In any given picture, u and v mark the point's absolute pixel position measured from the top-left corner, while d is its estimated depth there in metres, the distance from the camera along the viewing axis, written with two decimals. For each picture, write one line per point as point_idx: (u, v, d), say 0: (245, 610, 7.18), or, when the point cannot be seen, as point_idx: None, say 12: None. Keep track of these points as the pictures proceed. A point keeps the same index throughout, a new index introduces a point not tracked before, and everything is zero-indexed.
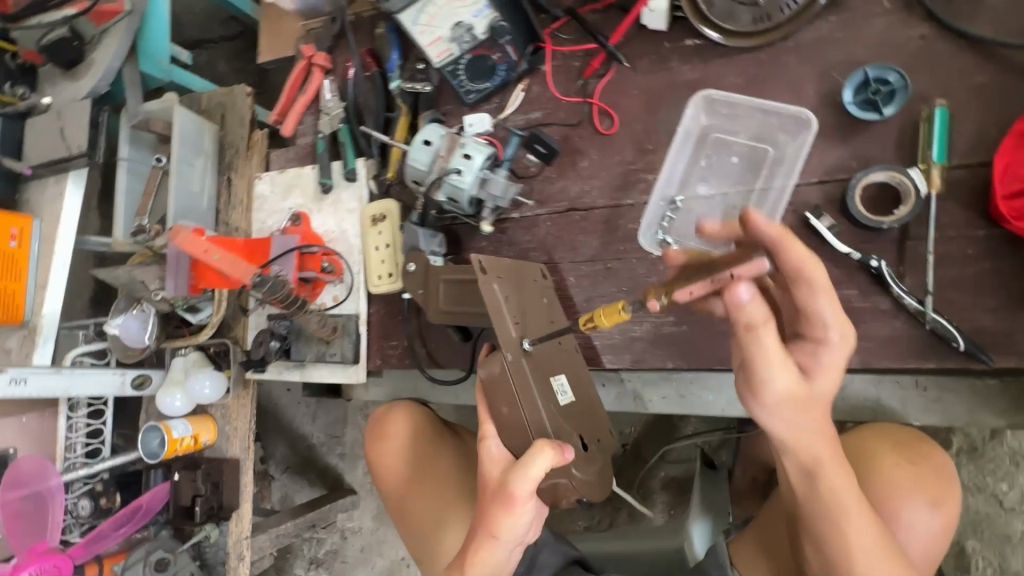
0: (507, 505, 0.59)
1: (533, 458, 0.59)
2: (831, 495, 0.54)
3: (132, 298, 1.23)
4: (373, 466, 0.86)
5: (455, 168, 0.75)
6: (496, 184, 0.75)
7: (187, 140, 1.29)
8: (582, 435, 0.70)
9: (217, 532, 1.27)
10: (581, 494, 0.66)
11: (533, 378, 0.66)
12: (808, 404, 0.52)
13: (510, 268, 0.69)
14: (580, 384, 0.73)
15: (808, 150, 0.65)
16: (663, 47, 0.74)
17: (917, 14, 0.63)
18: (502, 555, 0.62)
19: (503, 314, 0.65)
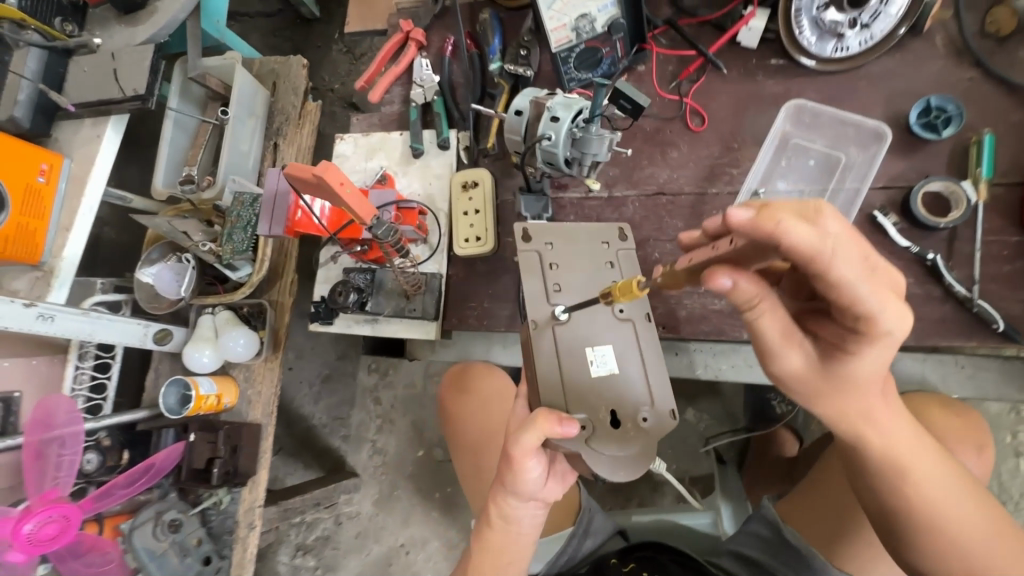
0: (510, 470, 0.62)
1: (525, 429, 0.60)
2: (888, 460, 0.58)
3: (167, 249, 1.22)
4: (448, 416, 0.91)
5: (545, 134, 0.78)
6: (591, 142, 0.77)
7: (243, 100, 1.29)
8: (614, 410, 0.68)
9: (228, 499, 1.21)
10: (598, 471, 0.64)
11: (558, 341, 0.70)
12: (842, 384, 0.55)
13: (564, 240, 0.75)
14: (627, 357, 0.71)
15: (883, 158, 0.77)
16: (751, 62, 0.86)
17: (967, 60, 0.78)
18: (520, 510, 0.65)
19: (536, 279, 0.73)
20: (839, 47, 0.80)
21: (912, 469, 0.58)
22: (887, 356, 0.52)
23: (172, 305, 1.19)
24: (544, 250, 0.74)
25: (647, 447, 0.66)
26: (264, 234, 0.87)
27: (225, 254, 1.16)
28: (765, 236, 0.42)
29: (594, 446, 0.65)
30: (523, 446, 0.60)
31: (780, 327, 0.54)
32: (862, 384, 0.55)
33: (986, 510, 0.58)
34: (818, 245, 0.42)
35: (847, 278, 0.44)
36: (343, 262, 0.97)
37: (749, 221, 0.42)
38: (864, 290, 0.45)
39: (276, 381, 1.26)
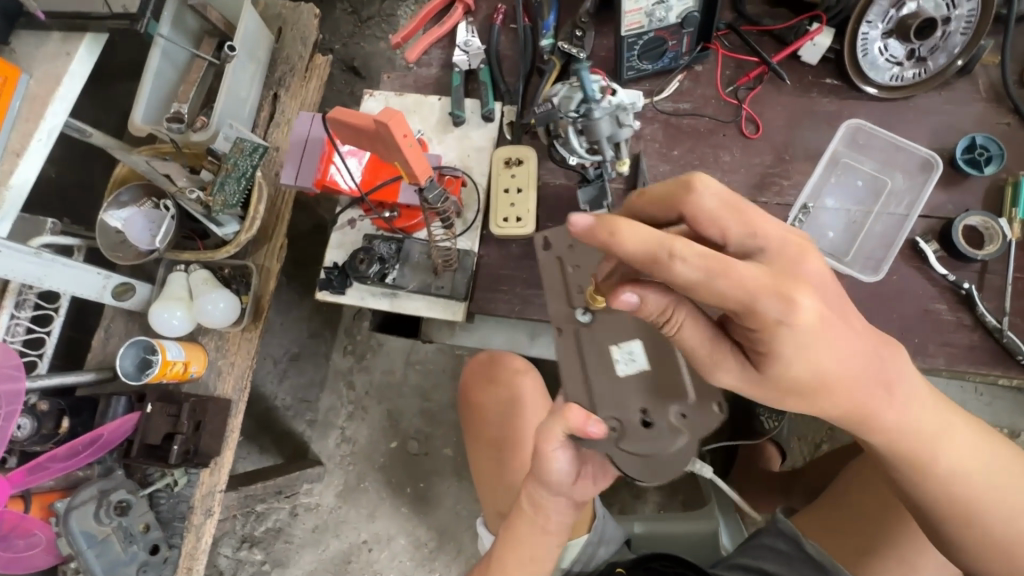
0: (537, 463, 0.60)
1: (550, 419, 0.59)
2: (899, 451, 0.58)
3: (140, 192, 1.07)
4: (477, 407, 0.89)
5: (559, 135, 0.75)
6: (604, 129, 0.70)
7: (247, 41, 1.16)
8: (645, 408, 0.62)
9: (184, 481, 1.06)
10: (627, 471, 0.60)
11: (581, 349, 0.64)
12: (784, 383, 0.50)
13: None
14: (658, 348, 0.63)
15: (932, 186, 0.80)
16: (807, 78, 0.86)
17: (1006, 106, 0.82)
18: (556, 514, 0.64)
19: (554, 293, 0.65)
20: (896, 75, 0.82)
21: (934, 460, 0.58)
22: (805, 344, 0.47)
23: (142, 256, 1.05)
24: (563, 252, 0.65)
25: (682, 450, 0.59)
26: (288, 182, 0.83)
27: (215, 207, 1.04)
28: (601, 245, 0.45)
29: (624, 448, 0.61)
30: (546, 437, 0.59)
31: (704, 338, 0.51)
32: (811, 386, 0.51)
33: (1009, 476, 0.59)
34: (651, 248, 0.43)
35: (693, 276, 0.43)
36: (364, 229, 0.89)
37: (590, 228, 0.45)
38: (722, 284, 0.43)
39: (253, 353, 1.13)
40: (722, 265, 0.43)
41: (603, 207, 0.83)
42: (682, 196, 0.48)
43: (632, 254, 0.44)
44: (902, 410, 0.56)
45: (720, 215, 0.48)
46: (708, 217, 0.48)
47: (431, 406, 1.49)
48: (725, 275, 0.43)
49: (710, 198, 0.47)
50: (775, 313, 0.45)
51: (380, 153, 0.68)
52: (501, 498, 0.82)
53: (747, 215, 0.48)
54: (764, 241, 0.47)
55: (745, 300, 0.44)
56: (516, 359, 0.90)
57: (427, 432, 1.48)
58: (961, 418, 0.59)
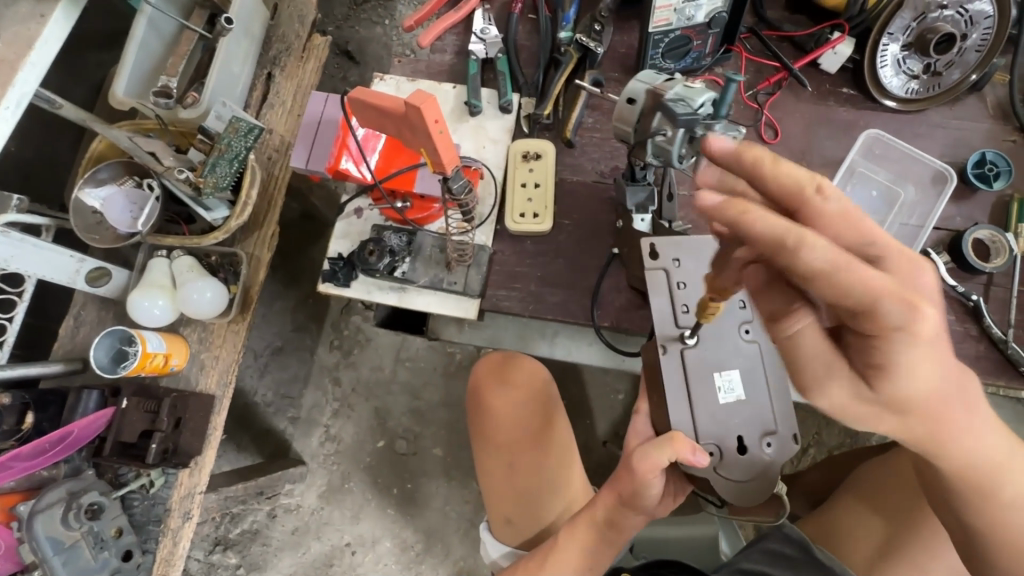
0: (632, 487, 0.60)
1: (656, 447, 0.58)
2: (966, 478, 0.54)
3: (120, 170, 0.99)
4: (491, 413, 0.85)
5: (659, 130, 0.65)
6: (719, 144, 0.63)
7: (241, 16, 1.09)
8: (741, 436, 0.68)
9: (161, 483, 0.99)
10: (722, 494, 0.66)
11: (688, 371, 0.68)
12: (889, 399, 0.45)
13: (692, 259, 0.71)
14: (755, 383, 0.69)
15: (946, 200, 0.81)
16: (824, 86, 0.87)
17: (1012, 124, 0.84)
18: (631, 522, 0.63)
19: (658, 306, 0.70)
20: (910, 88, 0.84)
21: (1003, 490, 0.55)
22: (917, 354, 0.42)
23: (121, 240, 0.98)
24: (670, 267, 0.71)
25: (772, 475, 0.67)
26: (301, 165, 0.78)
27: (206, 189, 0.97)
28: (728, 224, 0.39)
29: (721, 473, 0.66)
30: (649, 461, 0.58)
31: (820, 344, 0.44)
32: (914, 404, 0.45)
33: None
34: (783, 230, 0.37)
35: (819, 267, 0.38)
36: (372, 219, 0.84)
37: (717, 206, 0.39)
38: (848, 281, 0.38)
39: (240, 346, 1.07)
40: (849, 261, 0.38)
41: (648, 213, 0.79)
42: (813, 193, 0.40)
43: (762, 230, 0.38)
44: (983, 439, 0.52)
45: (840, 221, 0.40)
46: (828, 222, 0.40)
47: (421, 404, 1.45)
48: (852, 275, 0.38)
49: (835, 203, 0.40)
50: (897, 321, 0.40)
51: (404, 137, 0.64)
52: (514, 505, 0.81)
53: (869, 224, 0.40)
54: (886, 249, 0.41)
55: (866, 302, 0.39)
56: (540, 371, 0.87)
57: (415, 431, 1.44)
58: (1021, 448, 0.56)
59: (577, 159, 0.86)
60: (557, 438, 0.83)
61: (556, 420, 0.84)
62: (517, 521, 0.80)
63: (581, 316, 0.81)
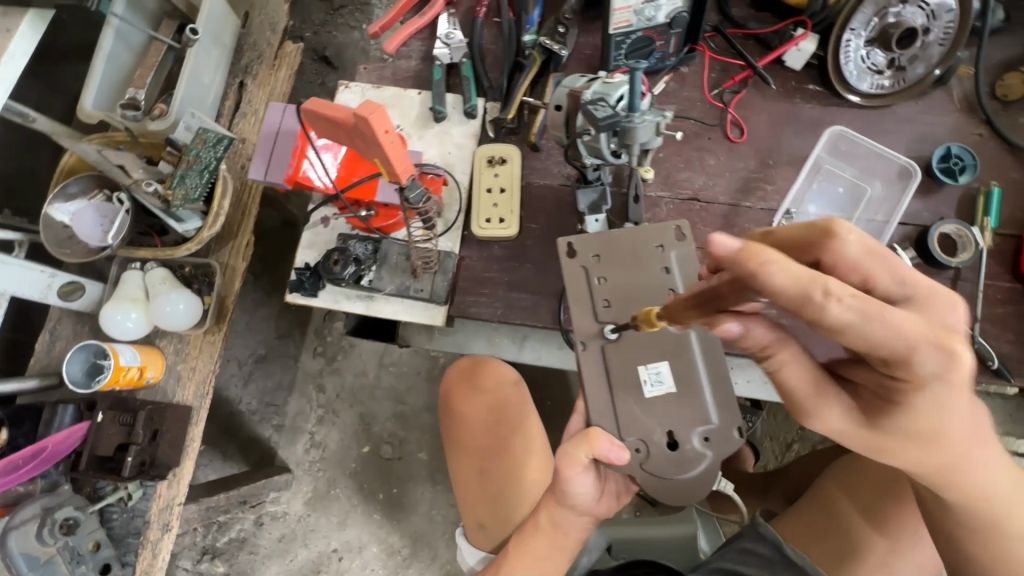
0: (559, 485, 0.61)
1: (573, 443, 0.60)
2: (975, 512, 0.51)
3: (91, 184, 0.99)
4: (461, 418, 0.86)
5: (585, 130, 0.72)
6: (641, 132, 0.67)
7: (211, 24, 1.08)
8: (671, 431, 0.67)
9: (139, 495, 0.99)
10: (652, 491, 0.66)
11: (607, 366, 0.69)
12: (907, 438, 0.44)
13: (612, 251, 0.71)
14: (683, 374, 0.69)
15: (912, 193, 0.81)
16: (791, 83, 0.87)
17: (978, 117, 0.84)
18: (566, 520, 0.64)
19: (583, 305, 0.71)
20: (876, 83, 0.84)
21: (1008, 525, 0.52)
22: (950, 402, 0.41)
23: (92, 254, 0.98)
24: (590, 262, 0.71)
25: (704, 472, 0.66)
26: (258, 177, 0.76)
27: (175, 201, 0.96)
28: (744, 274, 0.38)
29: (648, 469, 0.66)
30: (566, 459, 0.60)
31: (807, 377, 0.47)
32: (926, 440, 0.45)
33: None
34: (803, 287, 0.36)
35: (848, 322, 0.36)
36: (338, 228, 0.84)
37: (734, 251, 0.38)
38: (877, 333, 0.36)
39: (216, 357, 1.06)
40: (878, 308, 0.36)
41: (601, 213, 0.81)
42: (821, 237, 0.40)
43: (781, 289, 0.37)
44: (995, 472, 0.49)
45: (862, 265, 0.40)
46: (846, 269, 0.40)
47: (406, 409, 1.45)
48: (879, 324, 0.36)
49: (854, 245, 0.40)
50: (931, 368, 0.38)
51: (358, 148, 0.64)
52: (485, 509, 0.81)
53: (898, 266, 0.40)
54: (914, 291, 0.40)
55: (900, 351, 0.37)
56: (507, 371, 0.87)
57: (400, 436, 1.44)
58: None
59: (543, 163, 0.86)
60: (527, 439, 0.83)
61: (525, 421, 0.84)
62: (488, 525, 0.79)
63: (548, 320, 0.81)
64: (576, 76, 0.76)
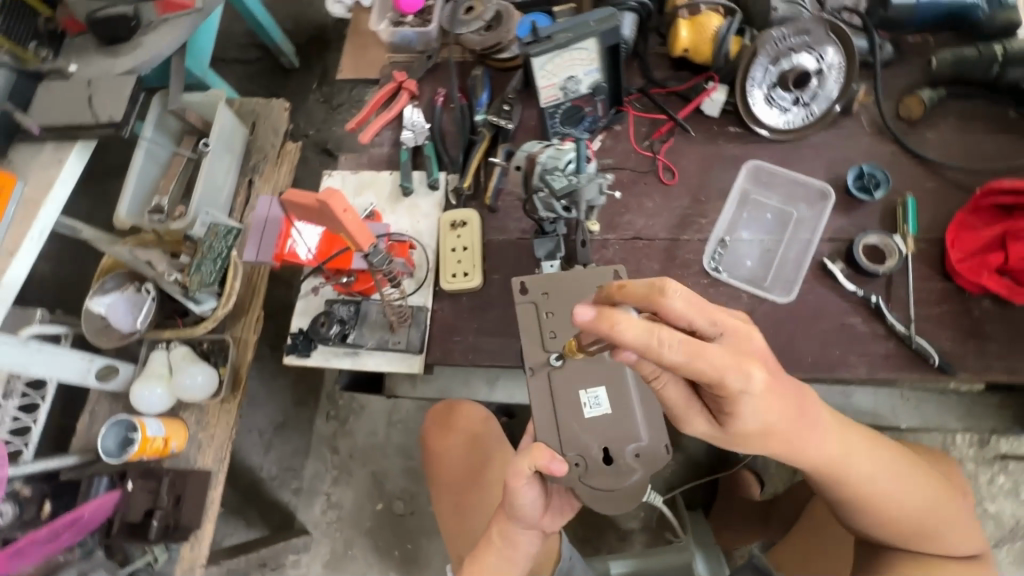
0: (508, 499, 0.66)
1: (520, 458, 0.65)
2: (823, 471, 0.62)
3: (125, 279, 1.16)
4: (437, 452, 0.95)
5: (540, 187, 0.84)
6: (591, 191, 0.82)
7: (222, 136, 1.28)
8: (607, 447, 0.73)
9: (165, 557, 1.09)
10: (589, 502, 0.71)
11: (555, 390, 0.75)
12: (741, 434, 0.57)
13: (559, 290, 0.77)
14: (620, 396, 0.75)
15: (831, 213, 0.89)
16: (712, 128, 0.97)
17: (887, 138, 0.92)
18: (518, 536, 0.69)
19: (535, 341, 0.77)
20: (787, 120, 0.93)
21: (849, 474, 0.63)
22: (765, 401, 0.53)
23: (125, 338, 1.12)
24: (539, 299, 0.77)
25: (638, 483, 0.72)
26: (251, 260, 0.85)
27: (193, 286, 1.11)
28: (604, 333, 0.46)
29: (586, 482, 0.71)
30: (514, 471, 0.65)
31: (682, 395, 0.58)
32: (758, 434, 0.57)
33: (913, 483, 0.67)
34: (647, 338, 0.46)
35: (678, 361, 0.47)
36: (326, 294, 0.96)
37: (592, 320, 0.47)
38: (703, 368, 0.48)
39: (232, 424, 1.17)
40: (700, 352, 0.48)
41: (556, 259, 0.89)
42: (659, 296, 0.50)
43: (627, 339, 0.46)
44: (829, 438, 0.60)
45: (691, 312, 0.51)
46: (681, 315, 0.50)
47: (415, 463, 1.51)
48: (703, 360, 0.48)
49: (678, 299, 0.50)
50: (739, 385, 0.50)
51: (328, 226, 0.77)
52: (461, 542, 0.87)
53: (710, 307, 0.53)
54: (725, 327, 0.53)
55: (718, 378, 0.49)
56: (478, 408, 0.96)
57: (412, 491, 1.49)
58: (862, 436, 0.65)
59: (500, 221, 0.98)
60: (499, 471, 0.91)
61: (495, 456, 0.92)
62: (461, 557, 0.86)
63: (512, 359, 0.89)
64: (533, 141, 0.89)
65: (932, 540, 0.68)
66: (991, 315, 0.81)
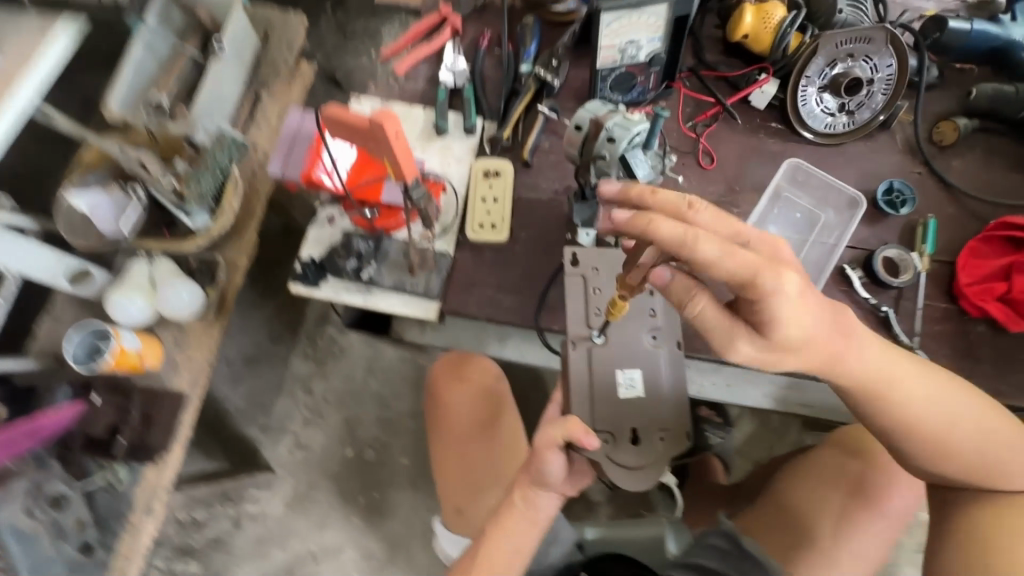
0: (537, 464, 0.69)
1: (554, 427, 0.68)
2: (866, 388, 0.66)
3: (110, 177, 1.06)
4: (448, 406, 0.97)
5: (601, 154, 0.82)
6: (651, 170, 0.81)
7: (235, 41, 1.16)
8: (635, 428, 0.76)
9: (126, 478, 1.02)
10: (612, 477, 0.74)
11: (593, 363, 0.79)
12: (782, 344, 0.58)
13: (608, 267, 0.82)
14: (654, 381, 0.78)
15: (858, 222, 0.92)
16: (756, 120, 0.97)
17: (918, 158, 0.95)
18: (544, 502, 0.72)
19: (576, 307, 0.81)
20: (830, 124, 0.95)
21: (892, 392, 0.66)
22: (802, 304, 0.55)
23: (104, 241, 1.05)
24: (589, 274, 0.82)
25: (660, 462, 0.75)
26: (277, 174, 0.86)
27: (189, 198, 1.05)
28: (639, 233, 0.52)
29: (613, 458, 0.75)
30: (545, 440, 0.68)
31: (718, 312, 0.58)
32: (797, 345, 0.58)
33: (962, 404, 0.69)
34: (680, 235, 0.51)
35: (711, 257, 0.51)
36: (343, 225, 0.92)
37: (629, 219, 0.53)
38: (733, 264, 0.52)
39: (213, 349, 1.11)
40: (733, 250, 0.52)
41: (593, 227, 0.89)
42: (686, 209, 0.56)
43: (665, 236, 0.51)
44: (868, 351, 0.64)
45: (716, 224, 0.56)
46: (706, 227, 0.56)
47: (390, 414, 1.48)
48: (732, 259, 0.52)
49: (710, 211, 0.56)
50: (771, 285, 0.53)
51: (369, 149, 0.72)
52: (464, 496, 0.92)
53: (737, 223, 0.57)
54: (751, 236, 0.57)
55: (749, 276, 0.53)
56: (491, 366, 0.98)
57: (384, 441, 1.47)
58: (908, 360, 0.68)
59: (534, 178, 0.95)
60: (507, 433, 0.95)
61: (505, 417, 0.96)
62: (463, 510, 0.91)
63: (531, 319, 0.88)
64: (600, 103, 0.85)
65: (982, 465, 0.71)
66: (985, 339, 0.86)
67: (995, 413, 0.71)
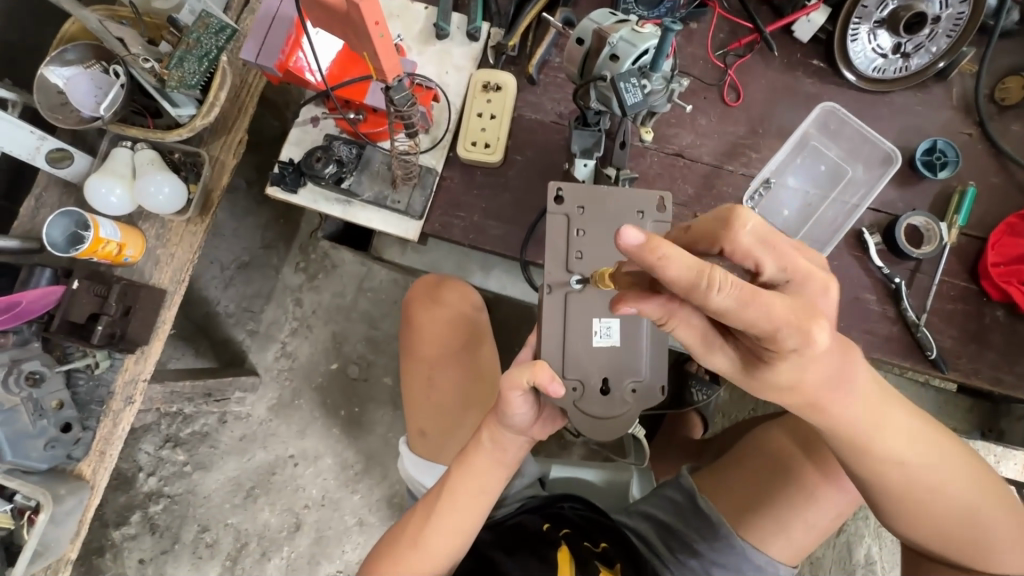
0: (502, 407, 0.64)
1: (519, 368, 0.61)
2: (844, 436, 0.57)
3: (90, 53, 0.99)
4: (422, 327, 0.94)
5: (601, 73, 0.73)
6: (658, 96, 0.73)
7: None
8: (606, 378, 0.72)
9: (106, 365, 1.03)
10: (577, 425, 0.72)
11: (570, 308, 0.72)
12: (773, 383, 0.51)
13: (596, 206, 0.73)
14: (633, 330, 0.73)
15: (887, 181, 0.83)
16: (794, 55, 0.86)
17: (972, 117, 0.84)
18: (512, 440, 0.69)
19: (558, 248, 0.73)
20: (879, 67, 0.83)
21: (870, 441, 0.57)
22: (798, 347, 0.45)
23: (84, 123, 0.98)
24: (573, 214, 0.73)
25: (630, 414, 0.72)
26: (250, 58, 0.76)
27: (171, 82, 0.96)
28: (646, 267, 0.41)
29: (579, 407, 0.71)
30: (509, 381, 0.62)
31: (701, 334, 0.50)
32: (785, 386, 0.51)
33: (943, 463, 0.60)
34: (693, 276, 0.40)
35: (726, 307, 0.42)
36: (326, 129, 0.86)
37: (639, 246, 0.40)
38: (749, 317, 0.43)
39: (196, 247, 1.08)
40: (753, 295, 0.42)
41: (592, 158, 0.79)
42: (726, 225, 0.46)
43: (673, 273, 0.41)
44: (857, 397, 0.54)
45: (755, 251, 0.46)
46: (745, 252, 0.46)
47: (377, 334, 1.48)
48: (754, 309, 0.43)
49: (748, 235, 0.46)
50: (792, 344, 0.45)
51: (349, 39, 0.64)
52: (430, 419, 0.91)
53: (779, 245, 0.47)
54: (794, 274, 0.47)
55: (767, 329, 0.44)
56: (473, 297, 0.96)
57: (369, 359, 1.48)
58: (899, 408, 0.58)
59: (538, 97, 0.87)
60: (480, 363, 0.95)
61: (479, 347, 0.95)
62: (427, 431, 0.90)
63: (517, 250, 0.83)
64: (607, 12, 0.76)
65: (969, 541, 0.62)
66: (1000, 325, 0.80)
67: (1000, 504, 0.62)
